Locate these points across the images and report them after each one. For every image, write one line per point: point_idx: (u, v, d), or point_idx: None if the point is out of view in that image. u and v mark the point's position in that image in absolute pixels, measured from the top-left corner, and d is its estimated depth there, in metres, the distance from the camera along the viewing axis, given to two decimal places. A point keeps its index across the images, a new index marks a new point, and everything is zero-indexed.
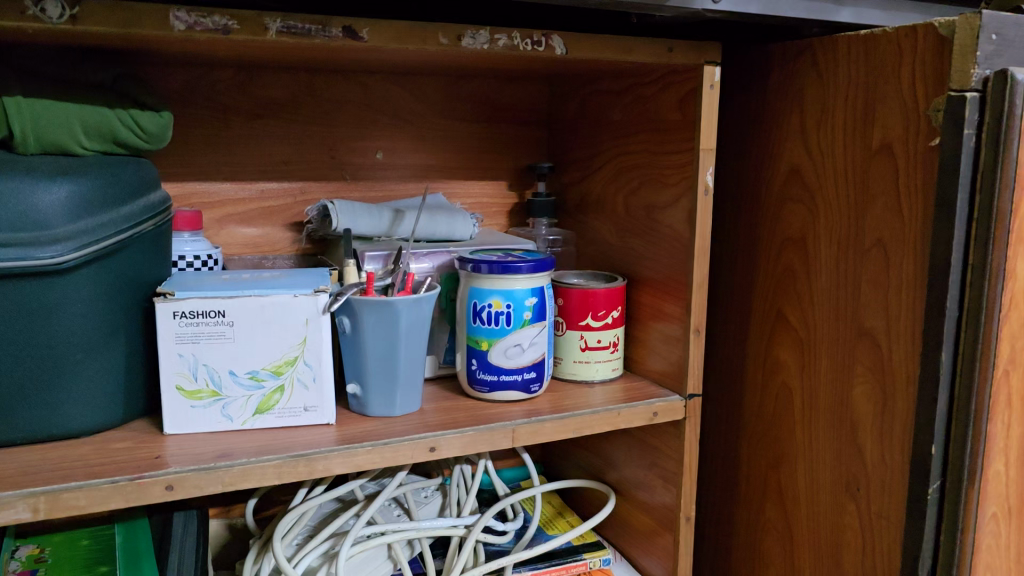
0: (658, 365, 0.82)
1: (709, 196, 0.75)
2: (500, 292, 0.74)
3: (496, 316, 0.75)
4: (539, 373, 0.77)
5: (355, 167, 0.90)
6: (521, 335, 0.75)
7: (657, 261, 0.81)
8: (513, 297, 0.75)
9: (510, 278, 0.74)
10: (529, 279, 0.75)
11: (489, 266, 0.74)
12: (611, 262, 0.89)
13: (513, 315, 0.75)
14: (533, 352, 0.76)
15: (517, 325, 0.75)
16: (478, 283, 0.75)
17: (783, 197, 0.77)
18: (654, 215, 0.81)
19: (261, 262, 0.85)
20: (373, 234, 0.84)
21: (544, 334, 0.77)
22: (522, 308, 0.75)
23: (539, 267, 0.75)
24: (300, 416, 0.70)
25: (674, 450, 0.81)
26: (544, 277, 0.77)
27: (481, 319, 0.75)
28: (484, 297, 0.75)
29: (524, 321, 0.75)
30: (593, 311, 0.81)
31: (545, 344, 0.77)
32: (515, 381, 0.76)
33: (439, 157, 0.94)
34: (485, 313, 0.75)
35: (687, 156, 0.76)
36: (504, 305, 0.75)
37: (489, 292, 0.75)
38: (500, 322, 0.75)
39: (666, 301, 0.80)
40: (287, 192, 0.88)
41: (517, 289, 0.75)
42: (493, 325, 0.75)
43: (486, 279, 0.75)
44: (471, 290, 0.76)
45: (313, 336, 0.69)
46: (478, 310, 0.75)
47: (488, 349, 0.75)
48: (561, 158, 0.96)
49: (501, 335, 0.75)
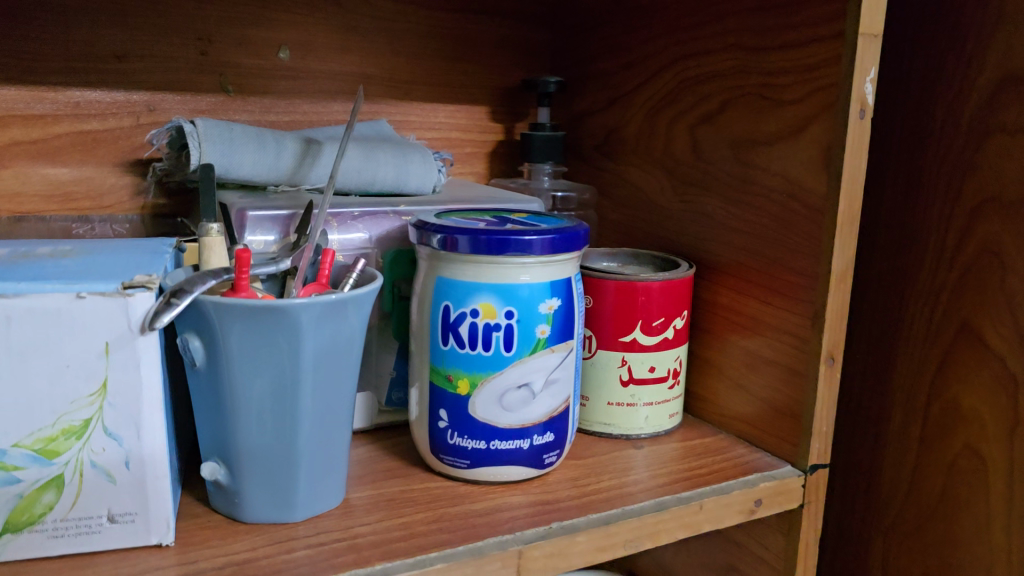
0: (749, 409, 0.50)
1: (866, 121, 0.42)
2: (495, 291, 0.40)
3: (485, 334, 0.41)
4: (559, 434, 0.43)
5: (239, 71, 0.54)
6: (531, 369, 0.41)
7: (755, 238, 0.48)
8: (519, 299, 0.40)
9: (512, 263, 0.40)
10: (547, 265, 0.41)
11: (472, 239, 0.39)
12: (660, 237, 0.55)
13: (518, 334, 0.41)
14: (552, 398, 0.42)
15: (524, 351, 0.41)
16: (453, 273, 0.41)
17: (985, 129, 0.44)
18: (754, 158, 0.47)
19: (68, 228, 0.49)
20: (265, 181, 0.48)
21: (569, 366, 0.43)
22: (532, 318, 0.41)
23: (565, 244, 0.41)
24: (101, 534, 0.36)
25: (777, 554, 0.48)
26: (571, 264, 0.42)
27: (459, 339, 0.41)
28: (463, 300, 0.41)
29: (537, 343, 0.41)
30: (644, 320, 0.48)
31: (570, 382, 0.43)
32: (519, 451, 0.42)
33: (385, 63, 0.59)
34: (466, 328, 0.41)
35: (832, 49, 0.42)
36: (501, 314, 0.40)
37: (474, 289, 0.40)
38: (494, 345, 0.41)
39: (771, 304, 0.47)
40: (123, 109, 0.52)
41: (526, 285, 0.40)
42: (482, 350, 0.41)
43: (470, 264, 0.40)
44: (439, 284, 0.41)
45: (121, 375, 0.34)
46: (451, 322, 0.41)
47: (472, 394, 0.41)
48: (574, 74, 0.62)
49: (496, 370, 0.41)
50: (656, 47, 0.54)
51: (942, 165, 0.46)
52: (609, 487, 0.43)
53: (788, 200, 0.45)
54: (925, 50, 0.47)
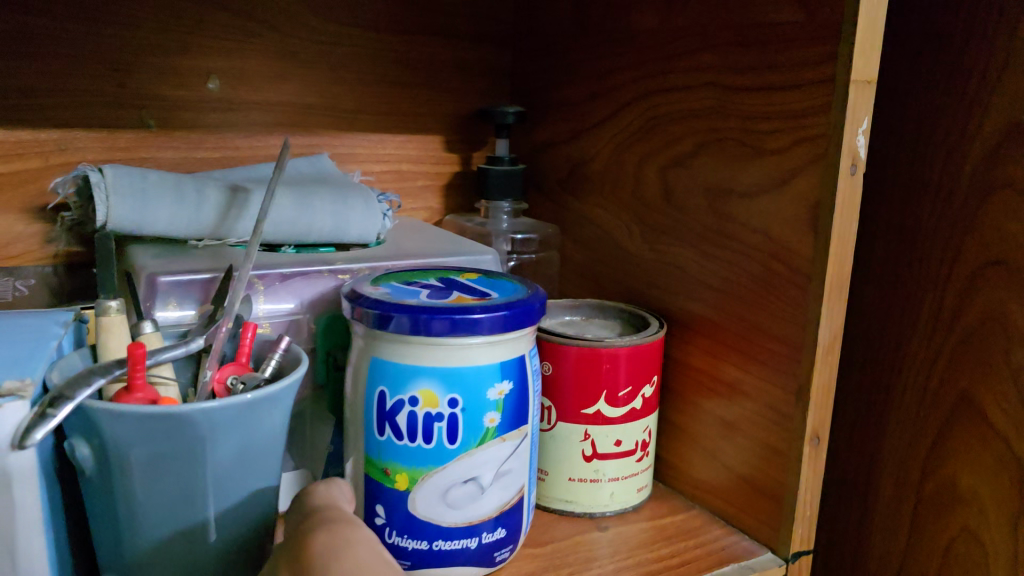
0: (725, 484, 0.45)
1: (859, 177, 0.37)
2: (437, 377, 0.35)
3: (425, 424, 0.36)
4: (512, 528, 0.39)
5: (166, 106, 0.49)
6: (479, 462, 0.37)
7: (732, 299, 0.43)
8: (464, 385, 0.35)
9: (458, 344, 0.35)
10: (497, 343, 0.36)
11: (409, 318, 0.34)
12: (628, 286, 0.50)
13: (463, 424, 0.36)
14: (503, 491, 0.38)
15: (470, 443, 0.36)
16: (390, 355, 0.36)
17: (983, 182, 0.39)
18: (731, 210, 0.43)
19: None
20: (187, 236, 0.43)
21: (523, 454, 0.38)
22: (479, 407, 0.36)
23: (517, 320, 0.36)
24: None
25: None
26: (525, 339, 0.37)
27: (396, 429, 0.36)
28: (402, 386, 0.36)
29: (485, 433, 0.36)
30: (609, 390, 0.43)
31: (524, 470, 0.39)
32: (466, 551, 0.37)
33: (327, 92, 0.54)
34: (404, 417, 0.36)
35: (819, 96, 0.37)
36: (444, 402, 0.35)
37: (414, 374, 0.35)
38: (436, 437, 0.36)
39: (749, 372, 0.43)
40: (28, 149, 0.46)
41: (473, 368, 0.35)
42: (423, 443, 0.36)
43: (409, 345, 0.35)
44: (375, 366, 0.36)
45: None
46: (387, 409, 0.36)
47: (411, 491, 0.36)
48: (536, 101, 0.57)
49: (438, 465, 0.36)
50: (624, 77, 0.49)
51: (938, 219, 0.42)
52: None
53: (767, 261, 0.41)
54: (919, 90, 0.42)
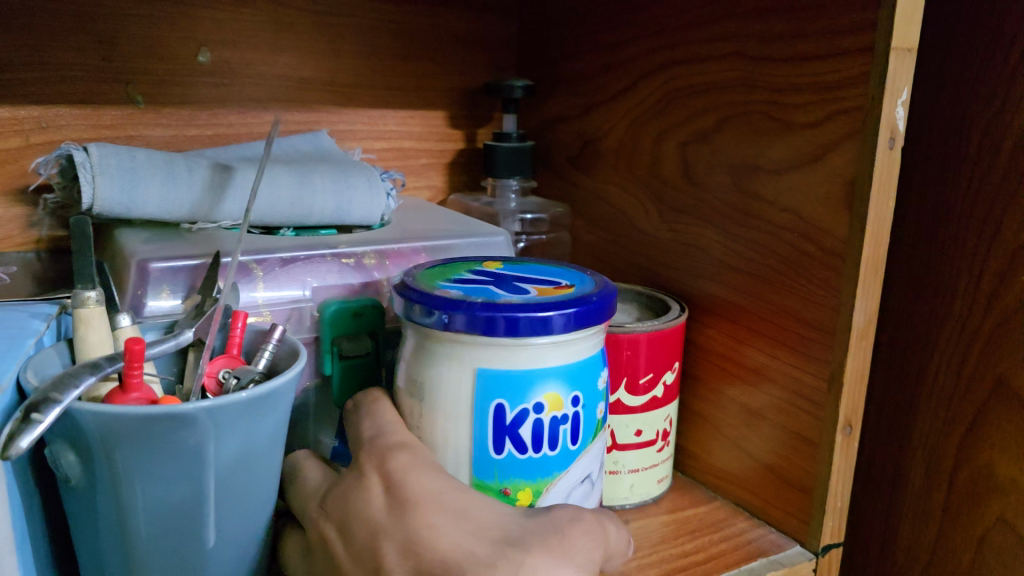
0: (750, 474, 0.43)
1: (897, 152, 0.35)
2: (560, 377, 0.32)
3: (553, 431, 0.32)
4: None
5: (155, 80, 0.46)
6: (594, 459, 0.35)
7: (758, 279, 0.41)
8: (583, 380, 0.33)
9: (537, 345, 0.31)
10: (589, 337, 0.33)
11: (535, 316, 0.30)
12: (645, 267, 0.48)
13: (586, 420, 0.33)
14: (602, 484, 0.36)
15: (590, 437, 0.34)
16: (502, 364, 0.31)
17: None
18: (756, 187, 0.40)
19: None
20: (177, 219, 0.41)
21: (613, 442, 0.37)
22: (594, 399, 0.34)
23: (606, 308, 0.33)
24: None
25: None
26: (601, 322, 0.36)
27: (519, 443, 0.32)
28: (524, 394, 0.31)
29: (597, 425, 0.34)
30: (629, 377, 0.41)
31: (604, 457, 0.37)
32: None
33: (327, 65, 0.51)
34: (529, 426, 0.32)
35: (855, 65, 0.35)
36: (569, 402, 0.32)
37: (536, 378, 0.31)
38: (562, 442, 0.33)
39: (776, 358, 0.41)
40: (6, 127, 0.43)
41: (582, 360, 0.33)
42: (548, 451, 0.32)
43: (513, 350, 0.31)
44: (483, 379, 0.31)
45: None
46: (507, 420, 0.32)
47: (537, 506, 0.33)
48: (544, 74, 0.54)
49: (563, 470, 0.33)
50: (638, 48, 0.46)
51: (973, 195, 0.40)
52: None
53: (797, 240, 0.39)
54: (955, 61, 0.40)
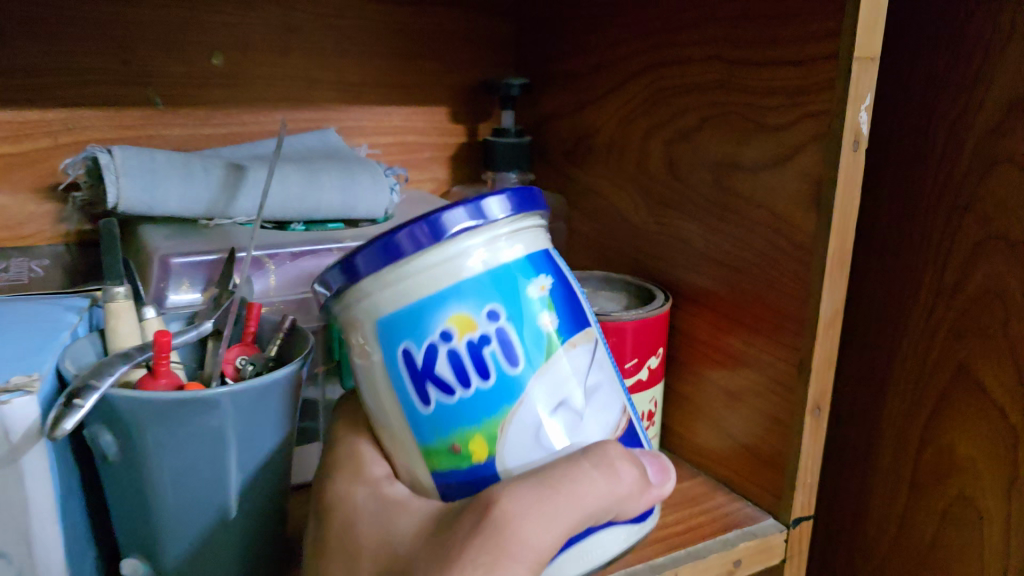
0: (728, 451, 0.46)
1: (862, 153, 0.37)
2: (460, 295, 0.28)
3: (475, 360, 0.28)
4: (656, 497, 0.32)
5: (172, 83, 0.50)
6: (561, 383, 0.29)
7: (737, 269, 0.44)
8: (497, 290, 0.28)
9: (428, 263, 0.28)
10: (524, 232, 0.30)
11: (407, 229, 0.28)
12: (634, 256, 0.51)
13: (518, 337, 0.29)
14: (604, 415, 0.31)
15: (536, 359, 0.29)
16: (403, 298, 0.28)
17: (986, 156, 0.39)
18: (733, 184, 0.43)
19: None
20: (190, 215, 0.44)
21: (601, 368, 0.31)
22: (532, 311, 0.29)
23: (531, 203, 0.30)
24: None
25: None
26: (537, 230, 0.31)
27: (441, 383, 0.28)
28: (424, 327, 0.28)
29: (546, 340, 0.29)
30: (615, 362, 0.44)
31: (610, 386, 0.32)
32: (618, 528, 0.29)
33: (334, 65, 0.54)
34: (447, 364, 0.28)
35: (822, 72, 0.37)
36: (483, 320, 0.28)
37: (436, 301, 0.28)
38: (493, 369, 0.28)
39: (752, 344, 0.44)
40: (35, 129, 0.47)
41: (502, 263, 0.29)
42: (480, 383, 0.28)
43: (398, 281, 0.28)
44: (386, 327, 0.29)
45: (2, 493, 0.30)
46: (420, 364, 0.28)
47: (494, 453, 0.29)
48: (541, 70, 0.57)
49: (509, 405, 0.29)
50: (626, 49, 0.49)
51: (937, 191, 0.42)
52: None
53: (770, 234, 0.41)
54: (923, 65, 0.42)
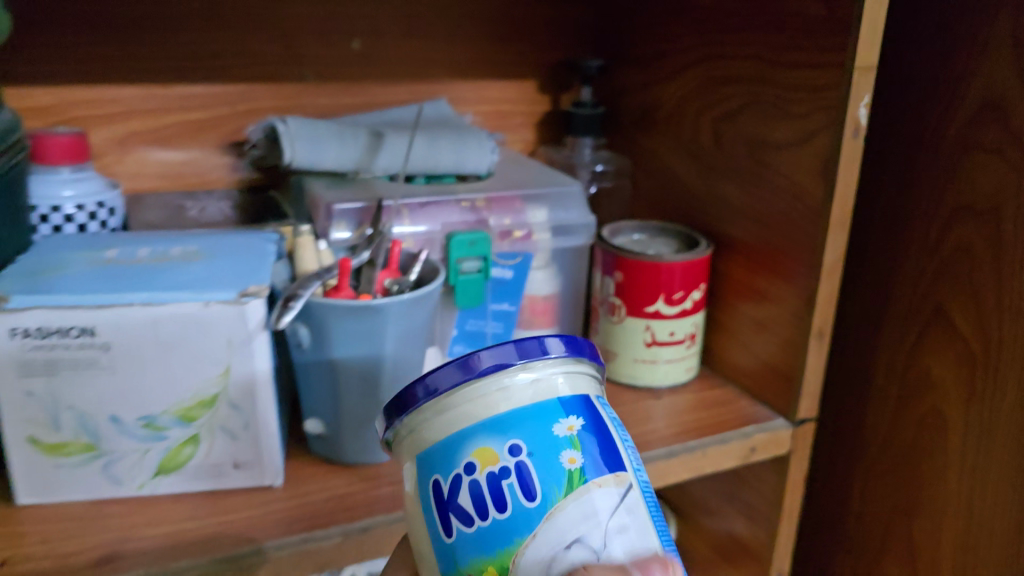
0: (751, 367, 0.59)
1: (860, 139, 0.49)
2: (487, 431, 0.32)
3: (496, 494, 0.32)
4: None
5: (321, 63, 0.63)
6: (575, 523, 0.31)
7: (764, 225, 0.56)
8: (521, 430, 0.32)
9: (474, 391, 0.33)
10: (574, 374, 0.34)
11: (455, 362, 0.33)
12: (684, 211, 0.63)
13: (536, 474, 0.32)
14: (628, 561, 0.32)
15: (550, 497, 0.32)
16: (438, 433, 0.33)
17: (964, 143, 0.51)
18: (763, 158, 0.55)
19: (183, 206, 0.59)
20: (341, 170, 0.57)
21: (632, 510, 0.32)
22: (553, 453, 0.32)
23: (580, 346, 0.35)
24: (226, 477, 0.47)
25: (770, 485, 0.59)
26: (585, 382, 0.34)
27: (464, 515, 0.32)
28: (453, 460, 0.32)
29: (568, 477, 0.32)
30: (666, 293, 0.57)
31: (650, 535, 0.32)
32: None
33: (445, 47, 0.66)
34: (473, 497, 0.32)
35: (832, 76, 0.49)
36: (505, 454, 0.32)
37: (465, 435, 0.32)
38: (510, 503, 0.32)
39: (773, 284, 0.56)
40: (220, 100, 0.60)
41: (540, 400, 0.33)
42: (497, 515, 0.32)
43: (446, 411, 0.33)
44: (422, 459, 0.33)
45: (239, 364, 0.44)
46: (449, 498, 0.32)
47: None
48: (615, 52, 0.68)
49: (523, 537, 0.31)
50: (685, 43, 0.60)
51: (928, 168, 0.53)
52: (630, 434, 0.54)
53: (789, 199, 0.53)
54: (922, 66, 0.53)
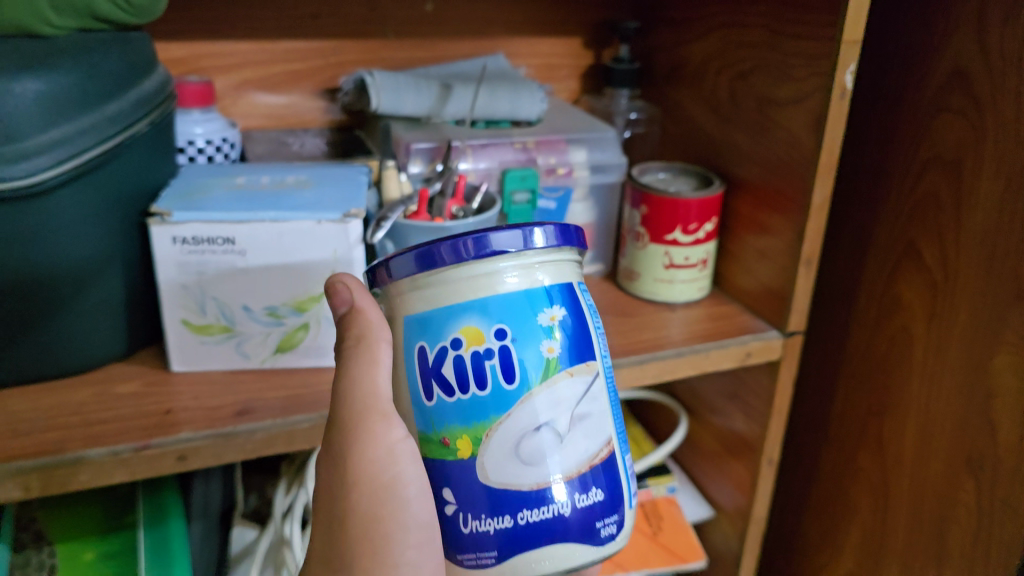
0: (752, 288, 0.71)
1: (847, 100, 0.59)
2: (474, 315, 0.38)
3: (479, 369, 0.39)
4: (613, 490, 0.41)
5: (399, 22, 0.74)
6: (547, 409, 0.39)
7: (767, 169, 0.67)
8: (506, 317, 0.39)
9: (467, 276, 0.39)
10: (557, 263, 0.41)
11: (448, 242, 0.38)
12: (703, 155, 0.74)
13: (515, 358, 0.39)
14: (583, 439, 0.40)
15: (528, 382, 0.39)
16: (428, 305, 0.39)
17: (937, 106, 0.61)
18: (769, 113, 0.65)
19: (285, 141, 0.72)
20: (418, 115, 0.70)
21: (593, 397, 0.41)
22: (529, 339, 0.39)
23: (569, 235, 0.41)
24: (329, 357, 0.60)
25: (764, 385, 0.71)
26: (561, 270, 0.41)
27: (448, 383, 0.39)
28: (441, 333, 0.39)
29: (547, 365, 0.39)
30: (682, 224, 0.68)
31: (600, 421, 0.41)
32: (559, 528, 0.39)
33: (503, 8, 0.77)
34: (457, 372, 0.39)
35: (825, 47, 0.59)
36: (490, 336, 0.39)
37: (457, 314, 0.39)
38: (492, 380, 0.39)
39: (773, 218, 0.67)
40: (316, 53, 0.73)
41: (525, 289, 0.39)
42: (478, 390, 0.39)
43: (439, 288, 0.39)
44: (413, 326, 0.40)
45: (343, 270, 0.57)
46: (435, 369, 0.39)
47: (479, 451, 0.39)
48: (650, 14, 0.79)
49: (501, 413, 0.39)
50: (710, 10, 0.70)
51: (907, 124, 0.64)
52: (648, 337, 0.66)
53: (789, 147, 0.64)
54: (907, 38, 0.63)
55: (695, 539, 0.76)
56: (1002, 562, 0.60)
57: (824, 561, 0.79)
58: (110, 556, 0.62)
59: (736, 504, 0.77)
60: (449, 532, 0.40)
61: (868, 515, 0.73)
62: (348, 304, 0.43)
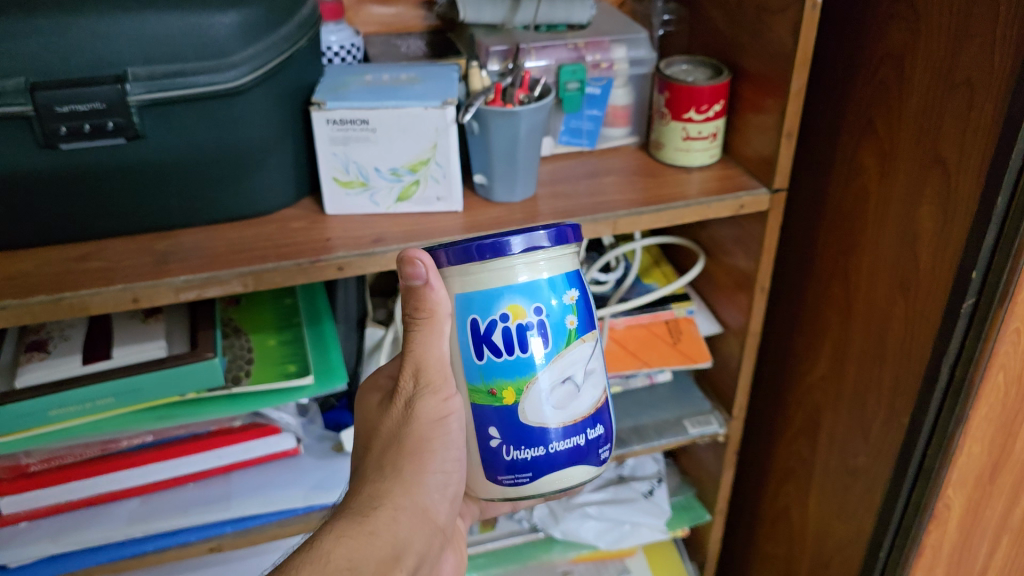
0: (751, 155, 0.92)
1: (816, 10, 0.78)
2: (510, 296, 0.59)
3: (521, 337, 0.59)
4: (605, 425, 0.65)
5: None
6: (570, 369, 0.61)
7: (762, 62, 0.87)
8: (534, 296, 0.59)
9: (488, 270, 0.59)
10: (556, 259, 0.60)
11: (465, 249, 0.58)
12: (718, 49, 0.94)
13: (547, 330, 0.60)
14: (591, 388, 0.63)
15: (558, 350, 0.60)
16: (474, 287, 0.59)
17: (887, 13, 0.80)
18: (763, 18, 0.85)
19: (394, 42, 0.96)
20: (496, 23, 0.93)
21: (597, 356, 0.63)
22: (554, 314, 0.60)
23: (565, 235, 0.60)
24: (434, 205, 0.84)
25: (758, 230, 0.93)
26: (560, 261, 0.61)
27: (497, 347, 0.59)
28: (491, 310, 0.59)
29: (569, 335, 0.61)
30: (696, 106, 0.89)
31: (599, 376, 0.64)
32: (576, 452, 0.62)
33: None
34: (503, 340, 0.59)
35: None
36: (529, 312, 0.59)
37: (501, 294, 0.59)
38: (532, 346, 0.60)
39: (765, 101, 0.87)
40: None
41: (537, 278, 0.59)
42: (522, 352, 0.59)
43: (470, 277, 0.59)
44: (467, 302, 0.59)
45: (445, 142, 0.80)
46: (486, 337, 0.59)
47: (524, 396, 0.60)
48: None
49: (539, 370, 0.60)
50: None
51: (867, 26, 0.82)
52: (667, 191, 0.89)
53: (778, 46, 0.83)
54: None
55: (704, 346, 1.01)
56: (920, 355, 0.83)
57: (808, 367, 1.02)
58: (286, 341, 0.91)
59: (738, 322, 1.00)
60: (496, 459, 0.62)
61: (836, 330, 0.96)
62: (424, 281, 0.58)
